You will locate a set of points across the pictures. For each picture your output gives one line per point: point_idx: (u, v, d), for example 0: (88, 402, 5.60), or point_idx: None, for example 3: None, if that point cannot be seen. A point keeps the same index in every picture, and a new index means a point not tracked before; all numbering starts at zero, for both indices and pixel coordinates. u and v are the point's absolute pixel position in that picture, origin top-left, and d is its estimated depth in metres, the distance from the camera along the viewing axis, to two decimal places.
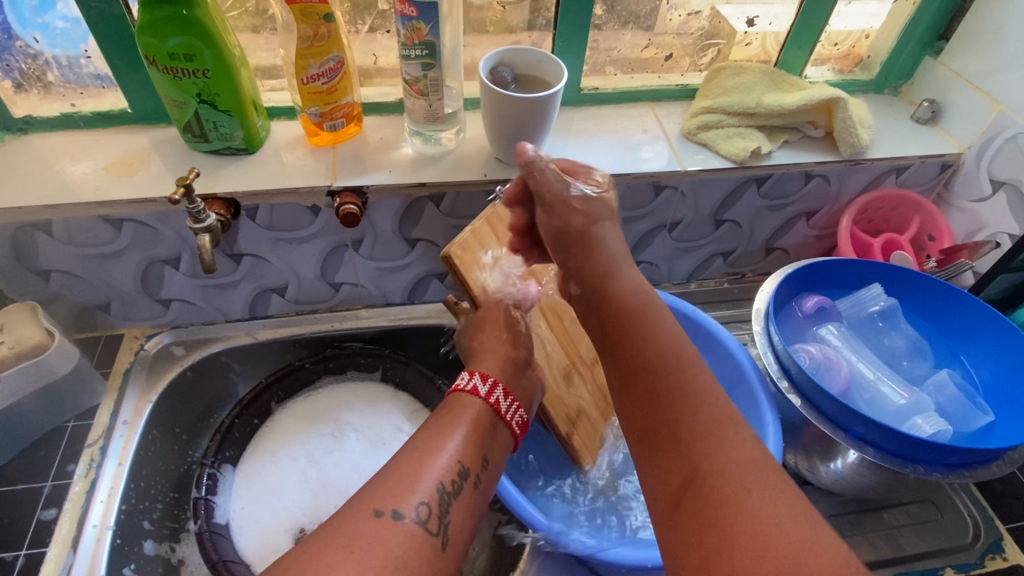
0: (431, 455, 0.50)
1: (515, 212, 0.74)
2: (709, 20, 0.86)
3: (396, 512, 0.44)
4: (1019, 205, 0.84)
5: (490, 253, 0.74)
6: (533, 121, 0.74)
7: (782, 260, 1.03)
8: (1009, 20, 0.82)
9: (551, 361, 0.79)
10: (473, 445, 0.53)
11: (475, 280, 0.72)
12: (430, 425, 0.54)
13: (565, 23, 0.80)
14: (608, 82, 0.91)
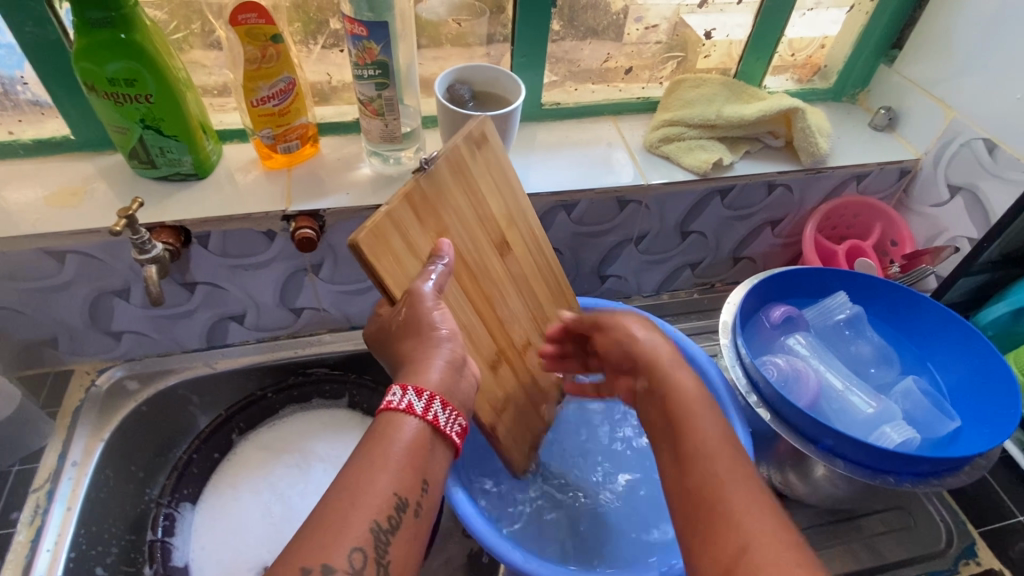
0: (361, 494, 0.46)
1: (449, 189, 0.61)
2: (668, 33, 0.86)
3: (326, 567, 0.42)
4: (976, 209, 0.85)
5: (411, 237, 0.58)
6: None
7: (750, 269, 1.03)
8: (958, 29, 0.83)
9: (493, 370, 0.67)
10: (410, 470, 0.49)
11: (392, 273, 0.56)
12: (361, 450, 0.49)
13: (522, 40, 0.79)
14: (570, 97, 0.90)
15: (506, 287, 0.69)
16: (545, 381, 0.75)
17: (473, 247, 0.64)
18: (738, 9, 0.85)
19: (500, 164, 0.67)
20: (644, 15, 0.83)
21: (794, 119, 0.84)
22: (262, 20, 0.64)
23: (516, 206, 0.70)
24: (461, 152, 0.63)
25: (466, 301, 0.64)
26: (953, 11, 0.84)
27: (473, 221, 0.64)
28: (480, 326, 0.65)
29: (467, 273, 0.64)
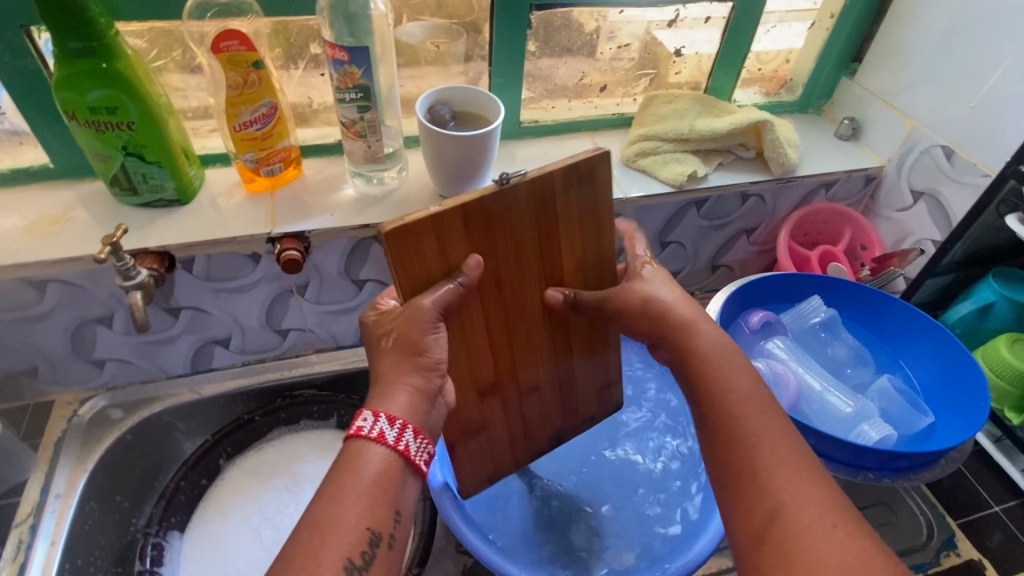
0: (329, 531, 0.46)
1: (509, 213, 0.57)
2: (640, 52, 0.89)
3: None
4: (938, 213, 0.89)
5: (449, 249, 0.55)
6: (476, 158, 0.74)
7: (728, 276, 1.06)
8: (913, 42, 0.88)
9: (475, 395, 0.66)
10: (381, 503, 0.48)
11: (415, 277, 0.55)
12: (326, 485, 0.48)
13: (499, 61, 0.81)
14: (548, 115, 0.92)
15: (530, 322, 0.66)
16: (532, 417, 0.74)
17: (518, 278, 0.61)
18: (705, 27, 0.89)
19: (597, 208, 0.61)
20: (617, 34, 0.85)
21: (764, 130, 0.87)
22: (244, 47, 0.65)
23: (596, 255, 0.64)
24: (554, 183, 0.57)
25: (481, 327, 0.62)
26: (907, 26, 0.88)
27: (530, 253, 0.60)
28: (484, 351, 0.64)
29: (494, 301, 0.61)
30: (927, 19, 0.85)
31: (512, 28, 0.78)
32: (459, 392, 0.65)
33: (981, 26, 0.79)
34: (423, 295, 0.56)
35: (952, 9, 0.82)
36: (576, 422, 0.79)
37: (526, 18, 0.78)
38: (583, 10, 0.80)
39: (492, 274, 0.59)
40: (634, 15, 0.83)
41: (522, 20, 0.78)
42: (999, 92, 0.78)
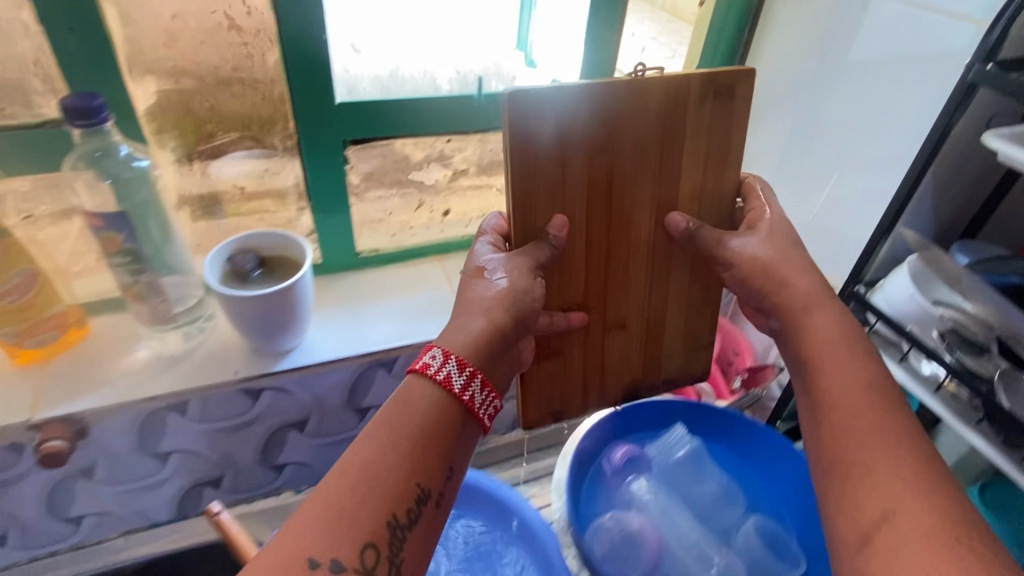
0: (389, 468, 0.42)
1: (703, 108, 0.55)
2: (478, 177, 0.85)
3: (309, 561, 0.38)
4: None
5: (585, 134, 0.52)
6: (285, 313, 0.68)
7: None
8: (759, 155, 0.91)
9: (567, 305, 0.60)
10: (433, 455, 0.44)
11: (520, 162, 0.52)
12: (420, 410, 0.45)
13: (318, 196, 0.74)
14: (389, 242, 0.85)
15: (639, 247, 0.60)
16: (614, 361, 0.66)
17: (637, 185, 0.56)
18: None
19: (729, 133, 0.57)
20: (449, 161, 0.80)
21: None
22: None
23: (717, 186, 0.60)
24: (689, 92, 0.54)
25: (577, 235, 0.57)
26: (763, 128, 0.90)
27: (649, 162, 0.56)
28: (578, 259, 0.58)
29: (603, 207, 0.57)
30: (775, 121, 0.87)
31: (326, 165, 0.73)
32: (547, 305, 0.59)
33: (817, 130, 0.80)
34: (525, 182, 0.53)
35: (793, 115, 0.84)
36: (656, 379, 0.69)
37: (340, 154, 0.73)
38: (406, 142, 0.76)
39: (606, 175, 0.55)
40: (462, 144, 0.79)
41: (336, 157, 0.73)
42: (840, 198, 0.78)
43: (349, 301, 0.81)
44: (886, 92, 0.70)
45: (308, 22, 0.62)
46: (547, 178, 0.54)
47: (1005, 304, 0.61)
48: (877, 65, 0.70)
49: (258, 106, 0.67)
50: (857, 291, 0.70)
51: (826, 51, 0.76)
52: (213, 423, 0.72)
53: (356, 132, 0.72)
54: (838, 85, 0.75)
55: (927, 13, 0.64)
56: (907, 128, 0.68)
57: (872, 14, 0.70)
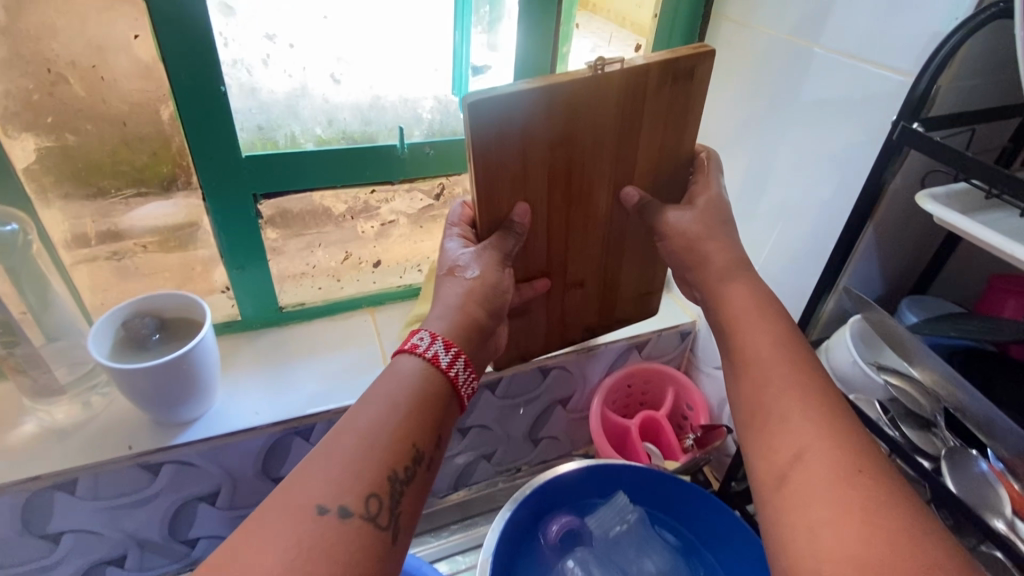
0: (389, 428, 0.43)
1: (664, 89, 0.55)
2: (409, 225, 0.81)
3: (318, 506, 0.38)
4: None
5: (546, 128, 0.53)
6: (185, 381, 0.63)
7: (556, 447, 0.93)
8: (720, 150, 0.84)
9: (531, 268, 0.64)
10: (429, 419, 0.46)
11: (486, 156, 0.52)
12: (414, 380, 0.46)
13: (230, 250, 0.71)
14: (316, 296, 0.81)
15: (600, 216, 0.63)
16: (572, 313, 0.72)
17: (596, 167, 0.58)
18: None
19: (686, 114, 0.58)
20: (376, 212, 0.77)
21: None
22: None
23: (671, 156, 0.61)
24: (649, 78, 0.54)
25: (539, 216, 0.59)
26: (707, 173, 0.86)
27: (609, 145, 0.57)
28: (541, 236, 0.61)
29: (564, 189, 0.58)
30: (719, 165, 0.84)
31: (236, 220, 0.69)
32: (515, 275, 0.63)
33: (758, 176, 0.77)
34: (490, 178, 0.54)
35: (734, 159, 0.81)
36: (612, 321, 0.76)
37: (252, 209, 0.69)
38: (325, 194, 0.72)
39: (567, 163, 0.56)
40: (388, 193, 0.75)
41: (249, 211, 0.69)
42: (785, 247, 0.75)
43: (271, 361, 0.76)
44: (817, 141, 0.66)
45: (195, 76, 0.58)
46: (510, 170, 0.54)
47: (947, 368, 0.55)
48: (807, 112, 0.67)
49: (157, 162, 0.63)
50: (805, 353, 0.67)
51: (760, 96, 0.73)
52: (108, 500, 0.66)
53: (267, 186, 0.68)
54: (773, 131, 0.72)
55: (845, 61, 0.61)
56: (840, 178, 0.65)
57: (798, 60, 0.67)
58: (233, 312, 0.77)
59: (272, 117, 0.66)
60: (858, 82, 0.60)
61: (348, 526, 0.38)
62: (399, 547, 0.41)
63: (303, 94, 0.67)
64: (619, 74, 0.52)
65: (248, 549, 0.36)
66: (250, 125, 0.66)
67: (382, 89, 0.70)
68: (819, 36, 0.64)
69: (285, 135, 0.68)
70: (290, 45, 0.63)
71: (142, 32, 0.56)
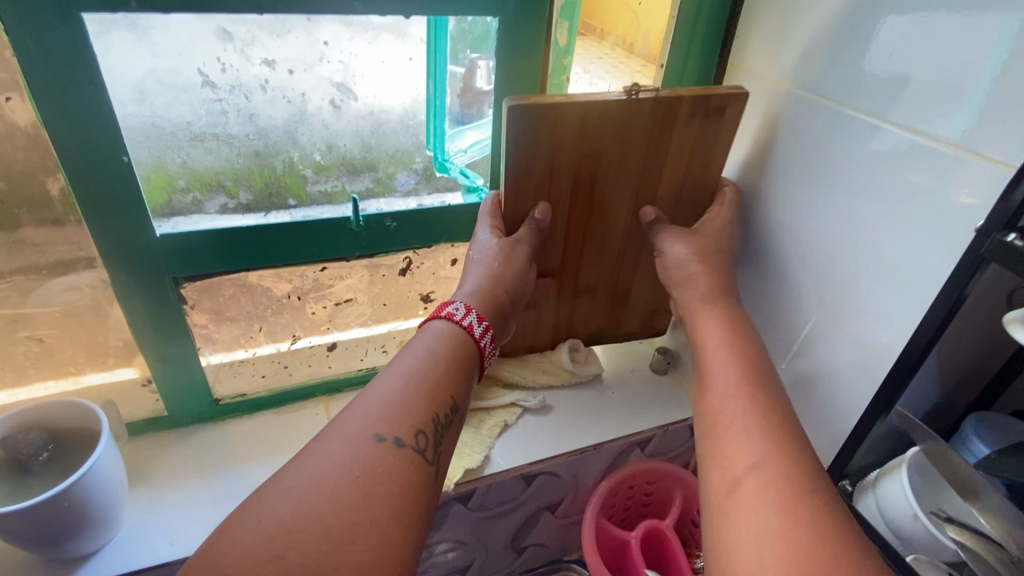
0: (432, 376, 0.46)
1: (695, 121, 0.58)
2: (370, 304, 0.70)
3: (376, 434, 0.41)
4: None
5: (577, 140, 0.56)
6: (71, 521, 0.51)
7: (544, 552, 0.81)
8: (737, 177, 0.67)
9: (546, 270, 0.66)
10: (461, 377, 0.48)
11: (523, 151, 0.55)
12: (446, 339, 0.50)
13: (147, 341, 0.59)
14: (259, 384, 0.69)
15: (614, 235, 0.65)
16: (582, 316, 0.73)
17: (617, 190, 0.61)
18: (453, 270, 0.71)
19: (716, 141, 0.60)
20: (328, 291, 0.66)
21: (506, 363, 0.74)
22: None
23: (696, 180, 0.63)
24: (680, 108, 0.56)
25: (559, 220, 0.62)
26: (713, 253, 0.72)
27: (635, 164, 0.60)
28: (558, 245, 0.64)
29: (584, 198, 0.61)
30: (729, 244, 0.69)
31: (154, 308, 0.57)
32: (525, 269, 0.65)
33: (777, 262, 0.62)
34: (523, 174, 0.57)
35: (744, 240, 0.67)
36: (618, 331, 0.77)
37: (170, 294, 0.57)
38: (264, 274, 0.62)
39: (591, 173, 0.59)
40: (343, 270, 0.65)
41: (167, 296, 0.57)
42: (812, 354, 0.60)
43: (201, 465, 0.64)
44: (854, 226, 0.53)
45: (84, 142, 0.47)
46: (541, 172, 0.57)
47: (1021, 514, 0.42)
48: (838, 189, 0.53)
49: (61, 242, 0.53)
50: (845, 490, 0.55)
51: (776, 165, 0.60)
52: None
53: (187, 266, 0.57)
54: (793, 212, 0.59)
55: (892, 130, 0.48)
56: (889, 276, 0.50)
57: (825, 126, 0.54)
58: (158, 407, 0.66)
59: (270, 142, 0.56)
60: (915, 156, 0.47)
61: (404, 454, 0.41)
62: (441, 480, 0.44)
63: (302, 119, 0.56)
64: (655, 98, 0.55)
65: (309, 481, 0.38)
66: (247, 151, 0.55)
67: (382, 112, 0.59)
68: (856, 95, 0.50)
69: (285, 161, 0.57)
70: (288, 70, 0.53)
71: (13, 94, 0.46)
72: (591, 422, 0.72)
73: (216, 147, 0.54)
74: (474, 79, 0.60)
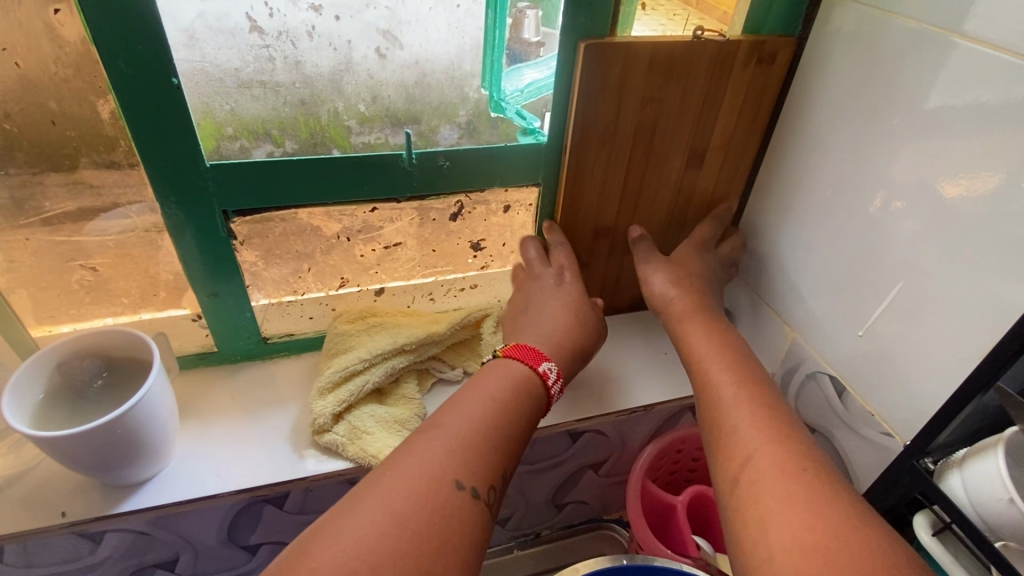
0: (503, 416, 0.49)
1: (748, 69, 0.59)
2: (418, 249, 0.68)
3: (457, 482, 0.43)
4: (868, 459, 0.60)
5: (643, 85, 0.56)
6: (117, 452, 0.51)
7: (584, 509, 0.80)
8: (807, 120, 0.60)
9: (600, 218, 0.65)
10: (517, 422, 0.50)
11: (589, 97, 0.55)
12: (520, 378, 0.53)
13: (195, 274, 0.59)
14: (307, 325, 0.69)
15: (665, 188, 0.65)
16: (629, 278, 0.73)
17: (673, 140, 0.61)
18: (506, 217, 0.68)
19: (765, 94, 0.61)
20: (377, 233, 0.64)
21: (482, 322, 0.69)
22: None
23: (747, 128, 0.63)
24: (737, 54, 0.57)
25: (619, 168, 0.62)
26: (775, 210, 0.67)
27: (692, 110, 0.60)
28: (613, 200, 0.64)
29: (643, 151, 0.61)
30: (804, 211, 0.62)
31: (204, 244, 0.57)
32: (579, 219, 0.65)
33: (853, 226, 0.57)
34: (591, 120, 0.57)
35: (815, 203, 0.61)
36: None
37: (218, 229, 0.57)
38: (314, 213, 0.59)
39: (652, 123, 0.59)
40: (392, 213, 0.62)
41: (215, 231, 0.57)
42: (892, 319, 0.54)
43: (248, 401, 0.65)
44: (942, 149, 0.48)
45: (134, 61, 0.46)
46: (608, 118, 0.57)
47: None
48: (911, 133, 0.50)
49: (118, 186, 0.53)
50: (927, 468, 0.50)
51: (839, 89, 0.56)
52: (41, 566, 0.57)
53: (236, 202, 0.55)
54: (858, 149, 0.55)
55: (966, 44, 0.45)
56: (988, 210, 0.45)
57: (898, 47, 0.50)
58: (208, 342, 0.66)
59: (316, 91, 0.53)
60: (993, 75, 0.44)
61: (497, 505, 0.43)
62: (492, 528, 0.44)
63: (347, 68, 0.53)
64: (712, 45, 0.56)
65: (365, 515, 0.39)
66: (293, 100, 0.53)
67: (433, 61, 0.55)
68: (929, 21, 0.47)
69: (329, 111, 0.54)
70: (335, 16, 0.50)
71: (62, 6, 0.44)
72: (642, 381, 0.69)
73: (263, 94, 0.52)
74: (522, 29, 0.55)
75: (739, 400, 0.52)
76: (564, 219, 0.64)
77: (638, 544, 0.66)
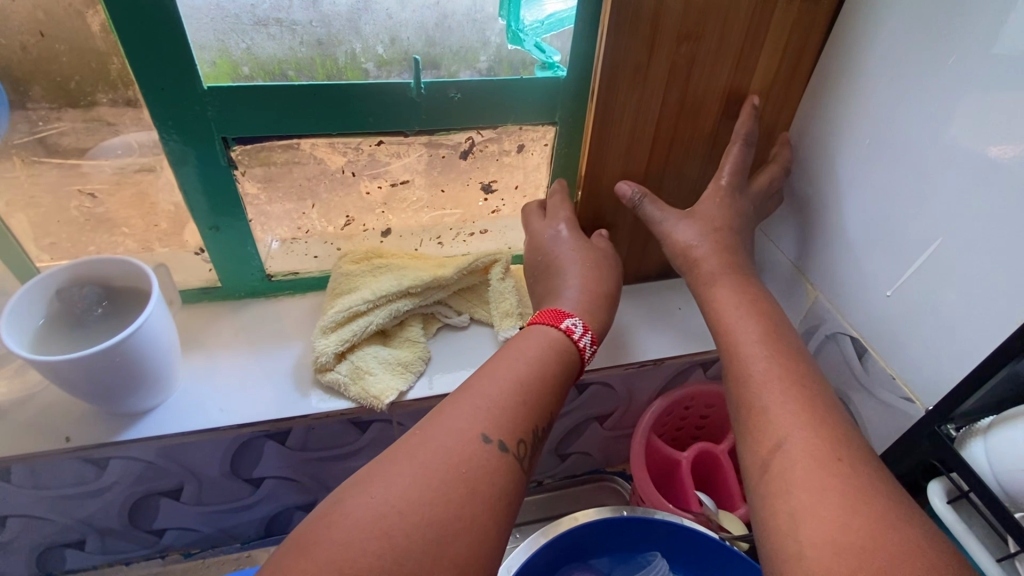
0: (534, 377, 0.48)
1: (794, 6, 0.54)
2: (427, 189, 0.65)
3: (484, 436, 0.43)
4: (885, 421, 0.58)
5: (679, 19, 0.51)
6: (118, 380, 0.50)
7: (587, 461, 0.79)
8: (854, 62, 0.55)
9: (626, 168, 0.62)
10: (549, 379, 0.49)
11: (621, 34, 0.51)
12: (548, 339, 0.52)
13: (198, 207, 0.57)
14: (312, 265, 0.67)
15: (699, 138, 0.61)
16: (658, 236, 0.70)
17: (709, 83, 0.57)
18: (520, 157, 0.65)
19: (809, 32, 0.56)
20: (384, 170, 0.61)
21: (490, 268, 0.67)
22: None
23: (788, 73, 0.59)
24: None
25: (650, 113, 0.57)
26: (810, 161, 0.62)
27: (730, 51, 0.55)
28: (643, 149, 0.60)
29: (676, 96, 0.57)
30: (841, 163, 0.58)
31: (206, 174, 0.55)
32: (606, 170, 0.61)
33: (895, 182, 0.53)
34: (621, 60, 0.53)
35: (853, 153, 0.57)
36: None
37: (218, 159, 0.54)
38: (318, 144, 0.57)
39: (687, 63, 0.55)
40: (399, 149, 0.59)
41: (217, 159, 0.54)
42: (926, 279, 0.51)
43: (250, 338, 0.64)
44: (1003, 96, 0.44)
45: None
46: (641, 56, 0.53)
47: None
48: (970, 79, 0.45)
49: (132, 125, 0.52)
50: (949, 435, 0.47)
51: (890, 29, 0.51)
52: (49, 488, 0.57)
53: (236, 126, 0.53)
54: (908, 96, 0.51)
55: None
56: None
57: None
58: (212, 277, 0.65)
59: (334, 30, 0.51)
60: None
61: (501, 449, 0.42)
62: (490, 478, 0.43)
63: (366, 7, 0.50)
64: None
65: None
66: (311, 39, 0.51)
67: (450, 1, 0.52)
68: None
69: (347, 52, 0.52)
70: None
71: None
72: (652, 336, 0.67)
73: (280, 33, 0.49)
74: None
75: (756, 355, 0.50)
76: (591, 171, 0.61)
77: (640, 497, 0.66)
